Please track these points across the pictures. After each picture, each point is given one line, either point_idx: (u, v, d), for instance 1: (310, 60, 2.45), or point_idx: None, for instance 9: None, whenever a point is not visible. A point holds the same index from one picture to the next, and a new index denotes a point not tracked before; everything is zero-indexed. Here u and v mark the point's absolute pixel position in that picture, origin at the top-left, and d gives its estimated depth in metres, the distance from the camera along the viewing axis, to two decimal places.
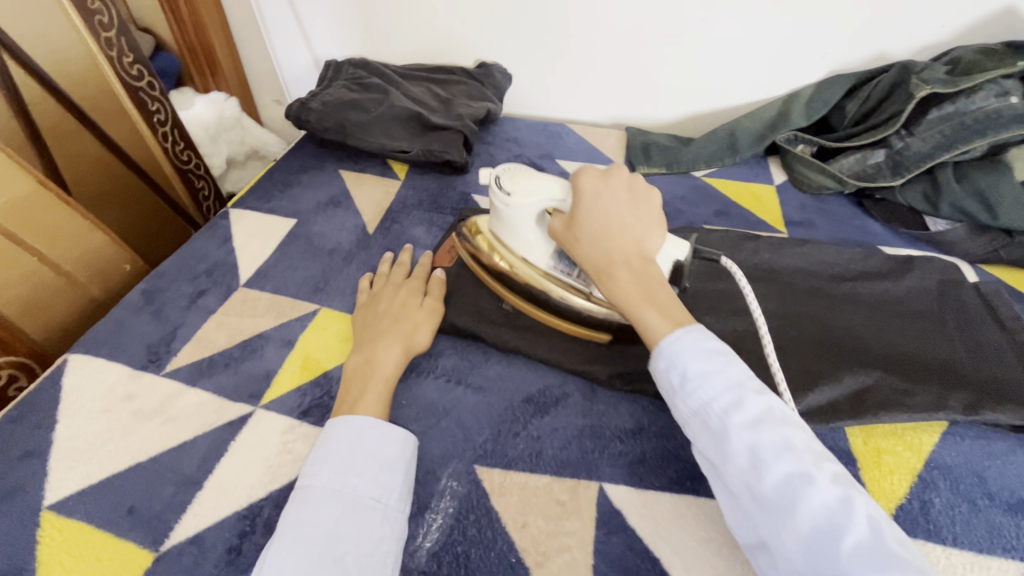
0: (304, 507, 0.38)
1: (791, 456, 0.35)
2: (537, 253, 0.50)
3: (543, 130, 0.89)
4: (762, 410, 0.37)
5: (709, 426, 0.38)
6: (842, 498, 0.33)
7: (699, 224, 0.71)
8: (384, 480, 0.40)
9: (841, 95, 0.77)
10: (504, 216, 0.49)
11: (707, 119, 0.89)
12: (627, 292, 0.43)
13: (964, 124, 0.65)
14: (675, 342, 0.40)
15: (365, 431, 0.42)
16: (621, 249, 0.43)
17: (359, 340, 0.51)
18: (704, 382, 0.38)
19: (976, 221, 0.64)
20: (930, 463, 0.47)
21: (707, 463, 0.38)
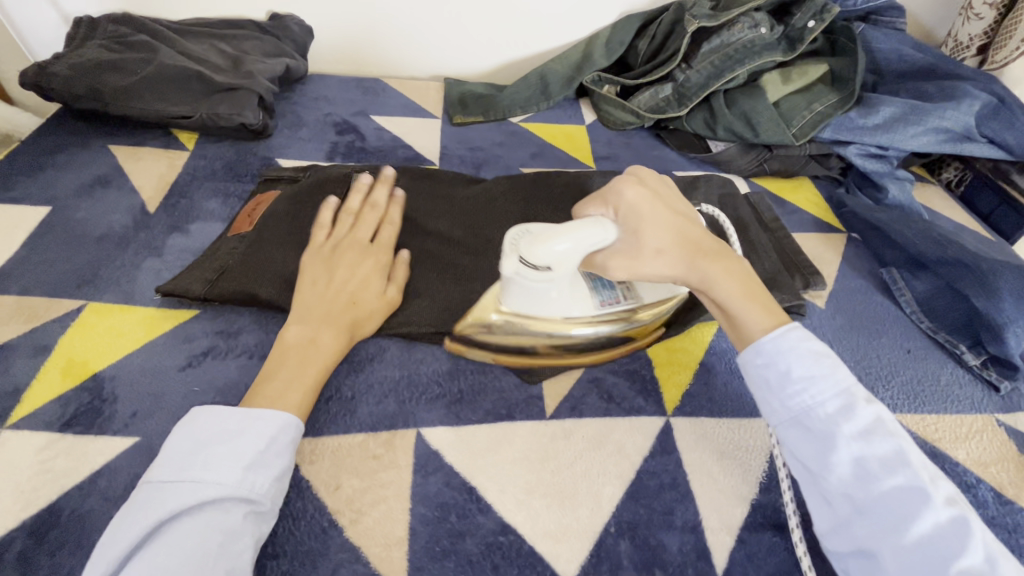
0: (171, 501, 0.34)
1: (905, 470, 0.36)
2: (577, 306, 0.44)
3: (357, 86, 0.84)
4: (873, 420, 0.37)
5: (811, 429, 0.38)
6: (955, 521, 0.34)
7: (516, 167, 0.72)
8: (269, 470, 0.37)
9: (633, 34, 0.83)
10: (536, 291, 0.42)
11: (520, 66, 0.91)
12: (727, 286, 0.42)
13: (728, 55, 0.74)
14: (781, 337, 0.40)
15: (251, 419, 0.38)
16: (698, 243, 0.44)
17: (302, 311, 0.46)
18: (810, 387, 0.38)
19: (744, 140, 0.73)
20: (711, 349, 0.51)
21: (806, 469, 0.38)
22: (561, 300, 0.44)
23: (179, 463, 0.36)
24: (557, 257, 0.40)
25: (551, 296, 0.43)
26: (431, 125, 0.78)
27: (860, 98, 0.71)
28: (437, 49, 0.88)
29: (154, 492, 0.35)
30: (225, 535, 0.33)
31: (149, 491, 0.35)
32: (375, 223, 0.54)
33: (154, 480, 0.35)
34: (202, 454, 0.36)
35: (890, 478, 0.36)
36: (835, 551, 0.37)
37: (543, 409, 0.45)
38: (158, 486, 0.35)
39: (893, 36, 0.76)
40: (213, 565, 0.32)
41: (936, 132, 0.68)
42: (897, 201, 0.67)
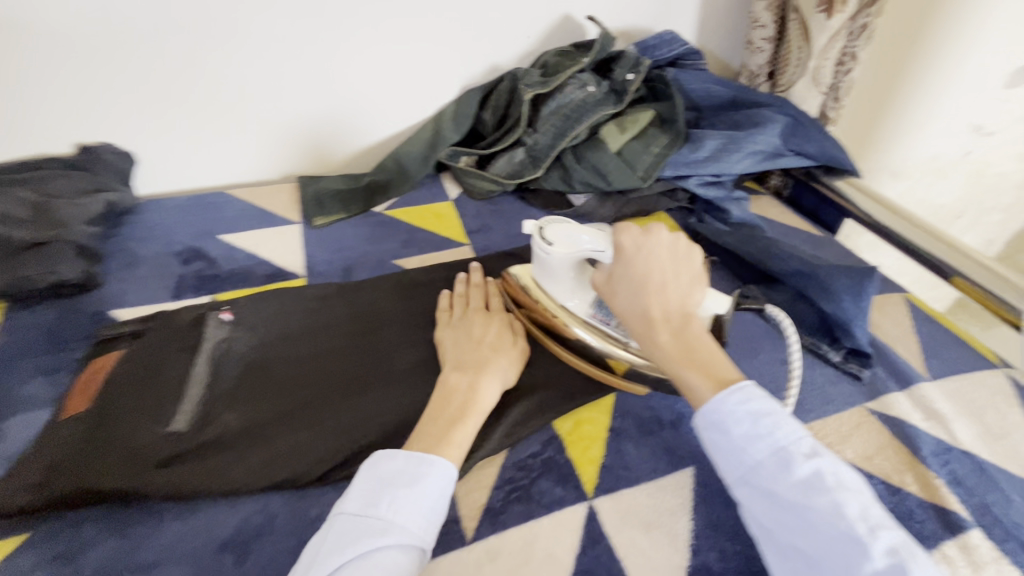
0: (364, 532, 0.37)
1: (841, 522, 0.34)
2: (577, 299, 0.53)
3: (199, 204, 0.77)
4: (811, 473, 0.36)
5: (757, 487, 0.37)
6: (896, 574, 0.31)
7: (389, 261, 0.70)
8: (437, 519, 0.40)
9: (477, 107, 0.86)
10: (544, 263, 0.53)
11: (374, 153, 0.90)
12: (667, 351, 0.43)
13: (567, 115, 0.79)
14: (716, 404, 0.39)
15: (428, 465, 0.41)
16: (659, 306, 0.44)
17: (454, 361, 0.50)
18: (744, 444, 0.37)
19: (599, 189, 0.77)
20: (617, 412, 0.52)
21: (761, 527, 0.38)
22: (565, 287, 0.53)
23: (373, 498, 0.39)
24: (563, 240, 0.51)
25: (551, 273, 0.53)
26: (290, 233, 0.74)
27: (687, 135, 0.79)
28: (283, 149, 0.84)
29: (351, 524, 0.38)
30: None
31: (346, 520, 0.38)
32: (486, 295, 0.58)
33: (352, 513, 0.38)
34: (390, 493, 0.39)
35: (830, 540, 0.34)
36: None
37: (463, 533, 0.42)
38: (353, 516, 0.38)
39: (699, 76, 0.85)
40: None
41: (753, 155, 0.77)
42: (741, 219, 0.75)
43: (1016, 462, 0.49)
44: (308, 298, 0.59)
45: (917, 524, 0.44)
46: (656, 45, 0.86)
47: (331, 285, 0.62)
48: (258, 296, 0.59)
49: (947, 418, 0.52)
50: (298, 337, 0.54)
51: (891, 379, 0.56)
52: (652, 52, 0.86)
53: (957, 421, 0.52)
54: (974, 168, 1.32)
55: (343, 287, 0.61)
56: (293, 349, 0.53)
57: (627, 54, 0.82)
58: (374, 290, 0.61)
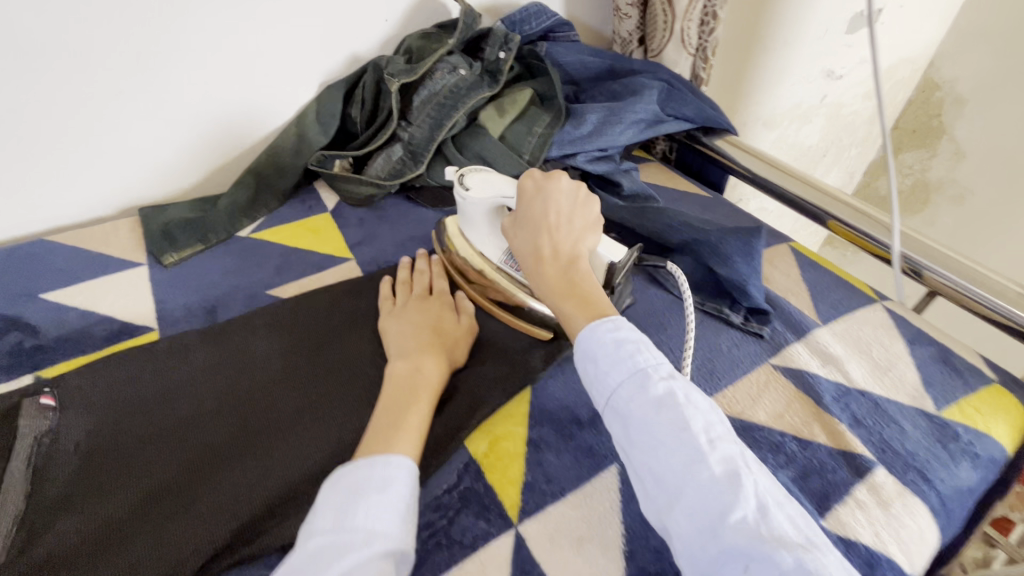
0: (339, 552, 0.33)
1: (686, 437, 0.35)
2: (491, 247, 0.57)
3: (8, 259, 0.63)
4: (664, 393, 0.37)
5: (619, 411, 0.38)
6: (729, 477, 0.33)
7: (261, 293, 0.61)
8: (413, 521, 0.37)
9: (342, 104, 0.77)
10: (464, 211, 0.56)
11: (231, 168, 0.79)
12: (550, 286, 0.45)
13: (441, 103, 0.73)
14: (587, 330, 0.41)
15: (393, 465, 0.38)
16: (547, 247, 0.47)
17: (397, 348, 0.49)
18: (609, 367, 0.39)
19: None
20: (533, 422, 0.48)
21: (623, 451, 0.38)
22: (483, 234, 0.57)
23: (342, 513, 0.36)
24: (478, 186, 0.55)
25: (471, 218, 0.56)
26: (134, 279, 0.62)
27: (568, 112, 0.76)
28: (115, 178, 0.71)
29: (327, 542, 0.34)
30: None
31: (322, 540, 0.34)
32: (432, 280, 0.59)
33: (327, 531, 0.35)
34: (362, 503, 0.36)
35: (675, 455, 0.35)
36: (653, 535, 0.36)
37: None
38: (321, 537, 0.34)
39: (572, 49, 0.82)
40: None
41: (635, 124, 0.76)
42: (633, 191, 0.73)
43: (903, 390, 0.52)
44: (158, 354, 0.49)
45: (830, 474, 0.45)
46: (524, 19, 0.81)
47: (189, 333, 0.53)
48: (91, 364, 0.48)
49: (841, 360, 0.55)
50: (150, 404, 0.46)
51: (788, 330, 0.58)
52: (521, 26, 0.81)
53: (850, 361, 0.55)
54: (831, 109, 1.43)
55: (203, 332, 0.52)
56: (144, 420, 0.44)
57: (495, 31, 0.77)
58: (241, 329, 0.53)
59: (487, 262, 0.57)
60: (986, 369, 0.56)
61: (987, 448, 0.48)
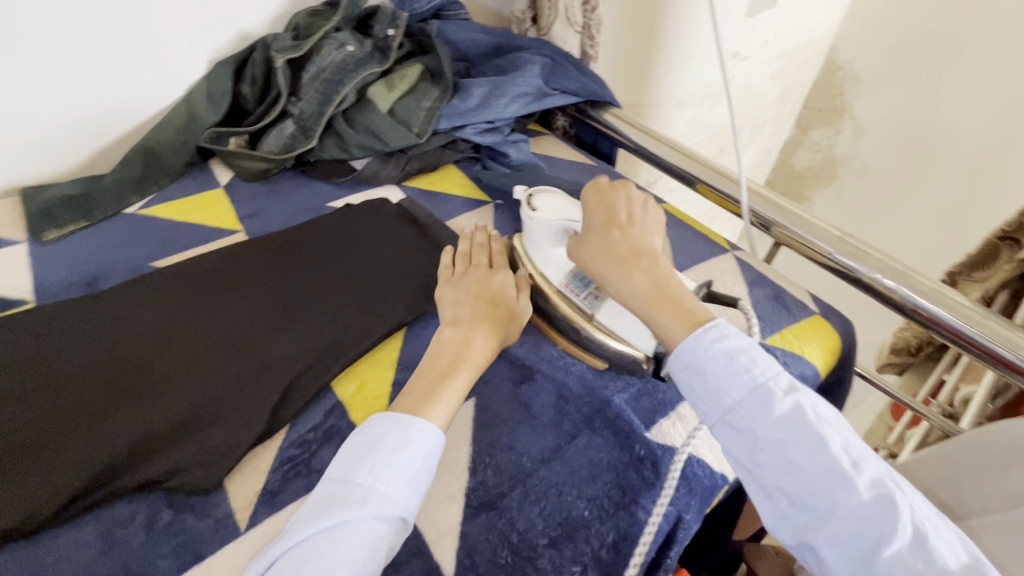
0: (338, 504, 0.38)
1: (823, 458, 0.38)
2: (553, 268, 0.56)
3: None
4: (792, 412, 0.40)
5: (738, 428, 0.41)
6: (879, 500, 0.36)
7: (145, 265, 0.62)
8: (421, 487, 0.40)
9: (232, 81, 0.78)
10: (530, 229, 0.56)
11: (122, 146, 0.78)
12: (640, 295, 0.46)
13: (330, 78, 0.75)
14: (694, 342, 0.43)
15: (416, 429, 0.41)
16: (624, 248, 0.49)
17: (452, 317, 0.50)
18: (726, 383, 0.41)
19: (379, 152, 0.75)
20: (401, 365, 0.52)
21: (744, 466, 0.41)
22: (546, 254, 0.56)
23: (355, 462, 0.40)
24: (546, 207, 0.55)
25: (536, 237, 0.56)
26: (10, 257, 0.62)
27: (456, 88, 0.80)
28: None
29: (335, 488, 0.39)
30: (365, 555, 0.36)
31: (330, 486, 0.40)
32: (490, 252, 0.58)
33: (339, 480, 0.40)
34: (371, 459, 0.40)
35: (815, 475, 0.38)
36: (785, 545, 0.39)
37: (237, 525, 0.40)
38: (331, 486, 0.39)
39: (463, 25, 0.85)
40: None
41: (520, 97, 0.80)
42: (519, 161, 0.79)
43: None
44: (31, 321, 0.51)
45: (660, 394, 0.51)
46: None
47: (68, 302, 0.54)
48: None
49: None
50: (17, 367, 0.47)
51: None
52: (411, 6, 0.84)
53: None
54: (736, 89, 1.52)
55: (81, 300, 0.54)
56: (9, 382, 0.46)
57: (382, 10, 0.80)
58: (121, 293, 0.54)
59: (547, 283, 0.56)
60: (813, 305, 0.63)
61: (799, 367, 0.56)
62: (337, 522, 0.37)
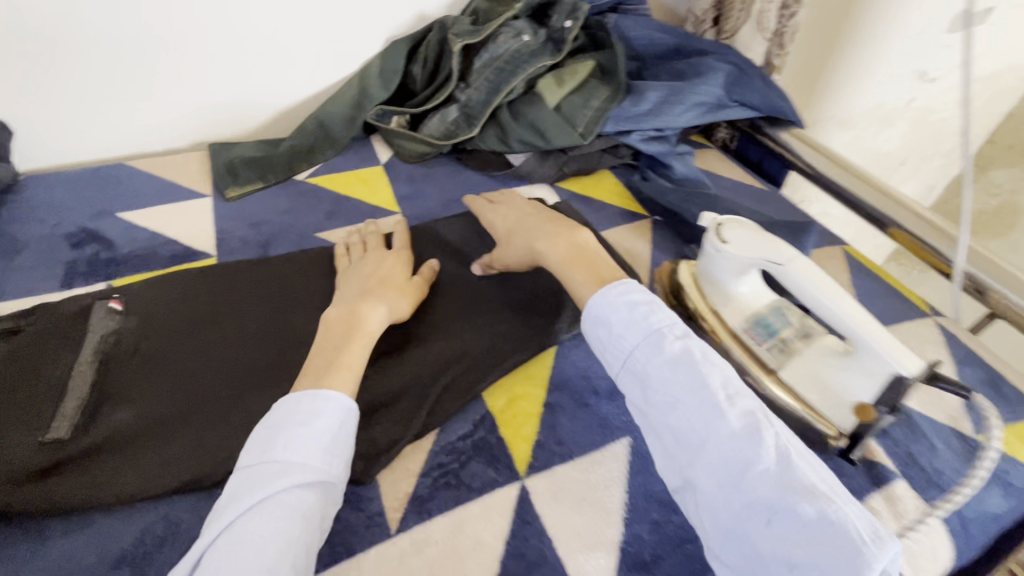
0: (260, 485, 0.36)
1: (705, 398, 0.40)
2: (732, 310, 0.51)
3: (92, 178, 0.69)
4: (679, 353, 0.43)
5: (636, 370, 0.44)
6: (749, 431, 0.38)
7: (310, 234, 0.64)
8: (342, 451, 0.39)
9: (405, 60, 0.78)
10: (714, 260, 0.51)
11: (297, 113, 0.82)
12: (557, 255, 0.52)
13: (501, 67, 0.73)
14: (599, 298, 0.47)
15: (322, 401, 0.40)
16: (533, 211, 0.59)
17: (340, 298, 0.50)
18: (624, 331, 0.45)
19: (539, 149, 0.73)
20: (552, 385, 0.49)
21: (639, 410, 0.43)
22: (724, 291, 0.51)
23: (267, 444, 0.38)
24: (737, 241, 0.49)
25: (719, 271, 0.51)
26: (198, 208, 0.67)
27: (627, 89, 0.74)
28: (190, 114, 0.75)
29: (248, 475, 0.37)
30: (297, 526, 0.34)
31: (246, 472, 0.37)
32: (378, 237, 0.59)
33: (255, 466, 0.37)
34: (281, 436, 0.38)
35: (696, 413, 0.40)
36: (673, 487, 0.40)
37: (386, 526, 0.40)
38: (245, 473, 0.37)
39: (641, 22, 0.80)
40: (285, 555, 0.33)
41: (697, 107, 0.74)
42: (684, 175, 0.73)
43: (947, 411, 0.49)
44: (214, 277, 0.54)
45: (846, 479, 0.44)
46: None
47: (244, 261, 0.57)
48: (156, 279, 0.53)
49: None
50: (202, 320, 0.50)
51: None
52: None
53: None
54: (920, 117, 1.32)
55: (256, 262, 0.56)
56: (195, 334, 0.48)
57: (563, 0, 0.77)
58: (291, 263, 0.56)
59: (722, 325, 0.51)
60: None
61: None
62: (261, 503, 0.35)
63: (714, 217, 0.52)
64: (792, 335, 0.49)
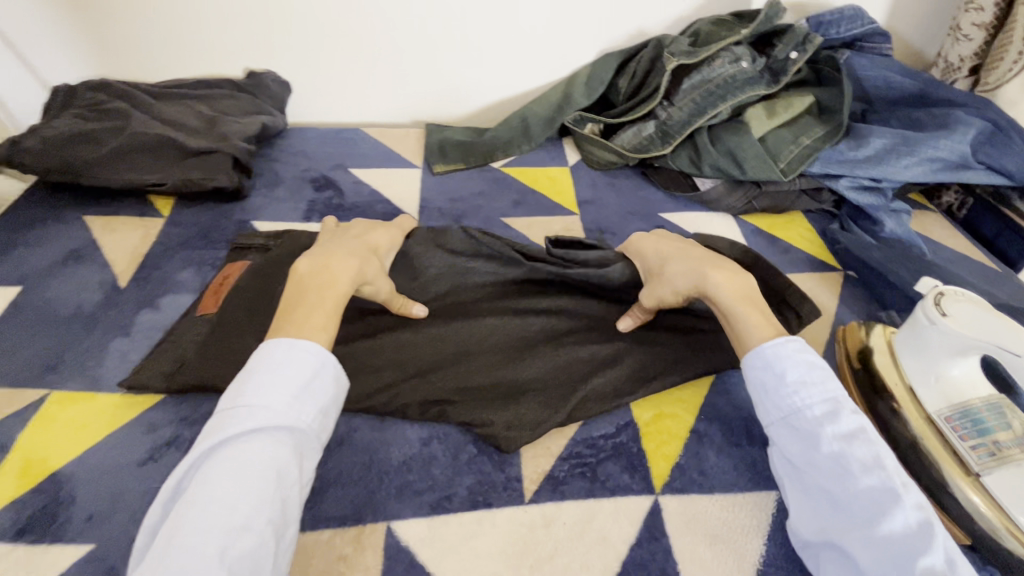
0: (241, 424, 0.37)
1: (878, 473, 0.38)
2: (932, 390, 0.45)
3: (336, 137, 0.83)
4: (856, 427, 0.40)
5: (798, 429, 0.41)
6: (921, 525, 0.36)
7: (496, 218, 0.70)
8: (307, 405, 0.40)
9: (613, 72, 0.81)
10: (921, 331, 0.46)
11: (502, 108, 0.89)
12: (728, 290, 0.47)
13: (710, 91, 0.73)
14: (774, 344, 0.44)
15: (300, 351, 0.40)
16: (686, 245, 0.53)
17: (316, 252, 0.49)
18: (799, 386, 0.42)
19: (731, 177, 0.71)
20: (702, 414, 0.48)
21: (788, 464, 0.41)
22: (926, 367, 0.46)
23: (240, 390, 0.39)
24: (961, 315, 0.43)
25: (925, 344, 0.45)
26: (410, 177, 0.77)
27: (848, 130, 0.70)
28: (417, 95, 0.87)
29: (225, 415, 0.38)
30: (287, 463, 0.36)
31: (233, 407, 0.38)
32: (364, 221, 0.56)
33: (246, 403, 0.38)
34: (261, 378, 0.39)
35: (865, 489, 0.37)
36: (805, 539, 0.39)
37: (521, 493, 0.43)
38: (226, 409, 0.38)
39: (879, 61, 0.74)
40: (275, 495, 0.35)
41: (930, 161, 0.66)
42: (894, 234, 0.65)
43: None
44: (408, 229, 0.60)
45: None
46: (833, 21, 0.74)
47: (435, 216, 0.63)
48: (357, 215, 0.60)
49: None
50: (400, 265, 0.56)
51: None
52: (826, 29, 0.75)
53: None
54: None
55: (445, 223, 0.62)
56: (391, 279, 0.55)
57: (795, 28, 0.73)
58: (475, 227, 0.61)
59: (916, 403, 0.46)
60: None
61: None
62: (254, 435, 0.37)
63: (936, 284, 0.47)
64: (1009, 440, 0.41)
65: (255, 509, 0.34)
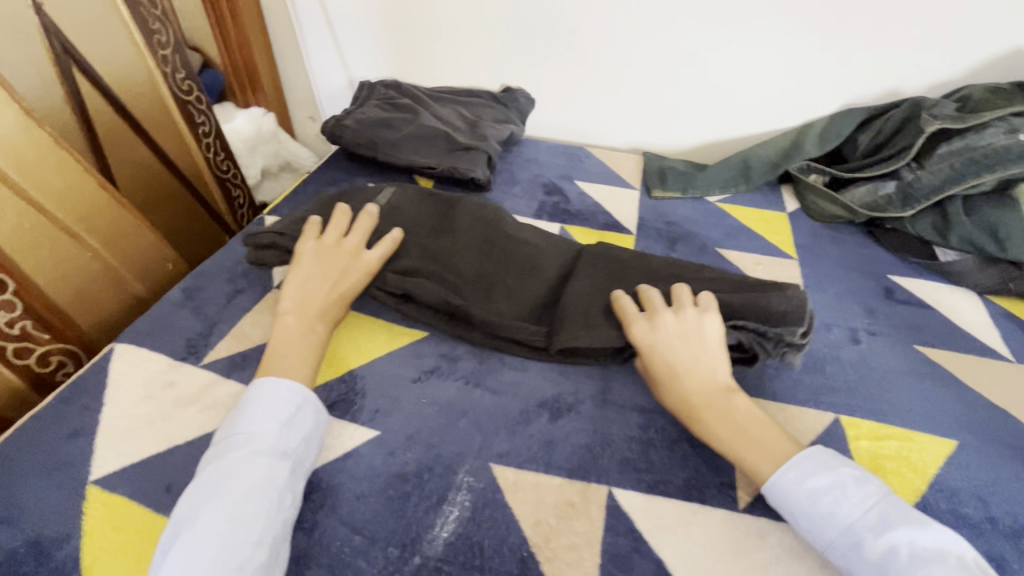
0: (229, 457, 0.42)
1: None
2: None
3: (564, 152, 0.93)
4: (891, 556, 0.37)
5: (840, 561, 0.39)
6: None
7: (712, 247, 0.73)
8: (286, 435, 0.44)
9: (855, 127, 0.80)
10: None
11: (721, 148, 0.92)
12: (713, 421, 0.45)
13: (975, 159, 0.67)
14: (778, 484, 0.42)
15: (269, 390, 0.46)
16: (692, 348, 0.48)
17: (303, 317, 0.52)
18: (813, 517, 0.40)
19: (984, 253, 0.66)
20: (934, 485, 0.47)
21: None
22: None
23: (229, 425, 0.44)
24: None
25: None
26: (630, 197, 0.83)
27: None
28: (643, 125, 0.94)
29: (217, 448, 0.43)
30: (281, 486, 0.41)
31: (218, 444, 0.43)
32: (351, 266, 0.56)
33: (238, 434, 0.43)
34: (243, 417, 0.44)
35: None
36: None
37: (736, 500, 0.45)
38: (213, 447, 0.43)
39: None
40: (273, 518, 0.39)
41: None
42: None
43: None
44: (422, 230, 0.62)
45: None
46: None
47: (449, 203, 0.65)
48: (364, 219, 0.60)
49: None
50: (399, 275, 0.58)
51: None
52: None
53: None
54: None
55: (449, 221, 0.62)
56: (391, 286, 0.57)
57: None
58: (486, 232, 0.61)
59: None
60: None
61: None
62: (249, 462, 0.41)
63: None
64: None
65: (261, 531, 0.38)
